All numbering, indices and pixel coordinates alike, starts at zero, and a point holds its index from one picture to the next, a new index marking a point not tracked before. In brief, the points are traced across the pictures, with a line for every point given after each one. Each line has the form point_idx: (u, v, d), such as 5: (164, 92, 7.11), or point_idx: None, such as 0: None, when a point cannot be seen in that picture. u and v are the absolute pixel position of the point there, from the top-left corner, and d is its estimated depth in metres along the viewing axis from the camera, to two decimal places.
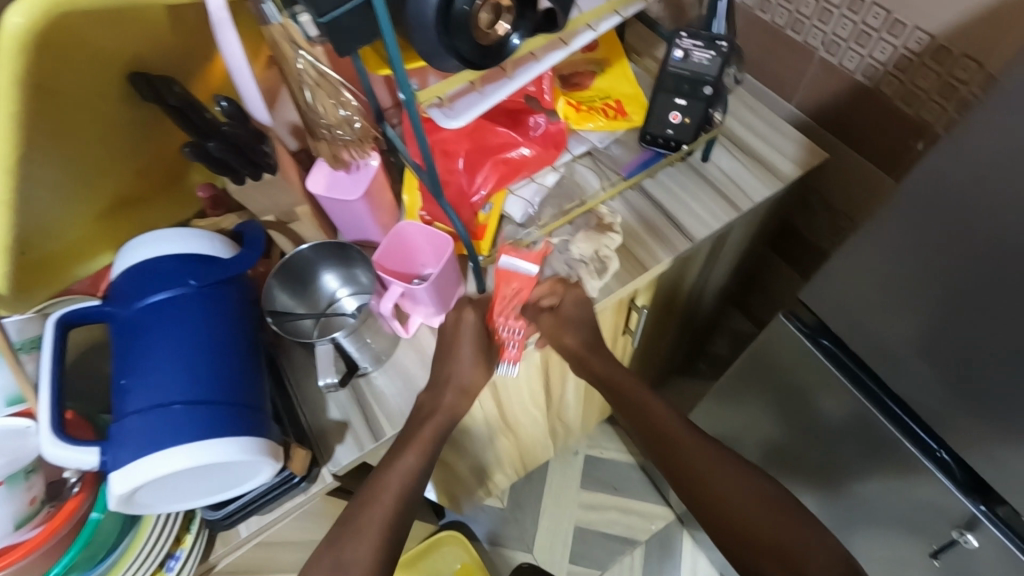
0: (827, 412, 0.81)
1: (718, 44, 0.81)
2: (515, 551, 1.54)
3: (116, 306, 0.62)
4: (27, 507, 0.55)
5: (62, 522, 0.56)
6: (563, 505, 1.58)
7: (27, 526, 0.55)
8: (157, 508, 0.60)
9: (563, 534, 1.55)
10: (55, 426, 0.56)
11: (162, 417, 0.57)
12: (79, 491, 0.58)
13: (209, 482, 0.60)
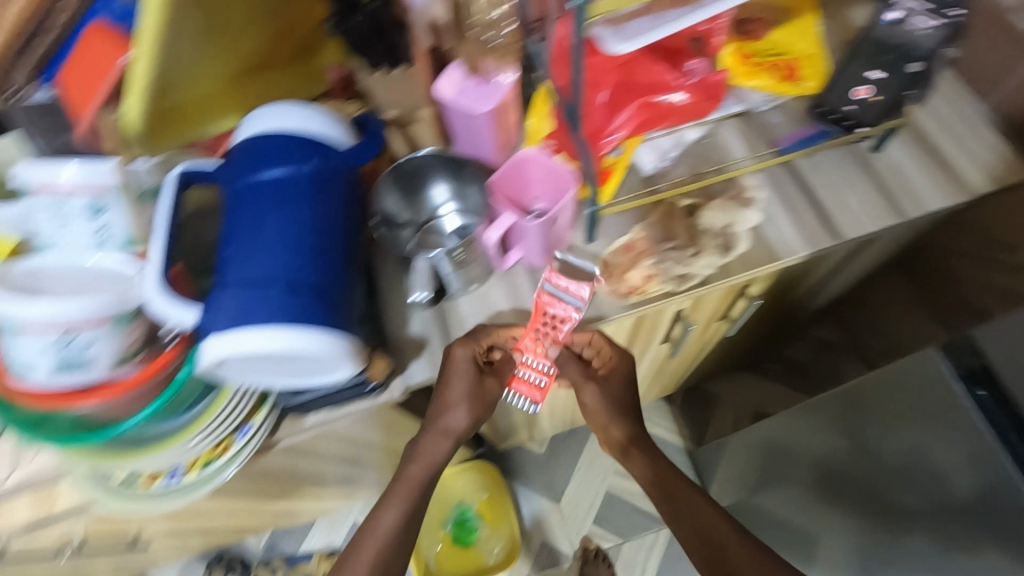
0: (952, 484, 0.68)
1: (948, 12, 0.67)
2: (542, 498, 1.55)
3: (235, 174, 0.61)
4: (127, 347, 0.57)
5: (156, 371, 0.58)
6: (600, 469, 1.56)
7: (126, 364, 0.57)
8: (238, 380, 0.61)
9: (593, 495, 1.54)
10: (161, 280, 0.56)
11: (260, 295, 0.56)
12: (173, 347, 0.59)
13: (293, 368, 0.60)
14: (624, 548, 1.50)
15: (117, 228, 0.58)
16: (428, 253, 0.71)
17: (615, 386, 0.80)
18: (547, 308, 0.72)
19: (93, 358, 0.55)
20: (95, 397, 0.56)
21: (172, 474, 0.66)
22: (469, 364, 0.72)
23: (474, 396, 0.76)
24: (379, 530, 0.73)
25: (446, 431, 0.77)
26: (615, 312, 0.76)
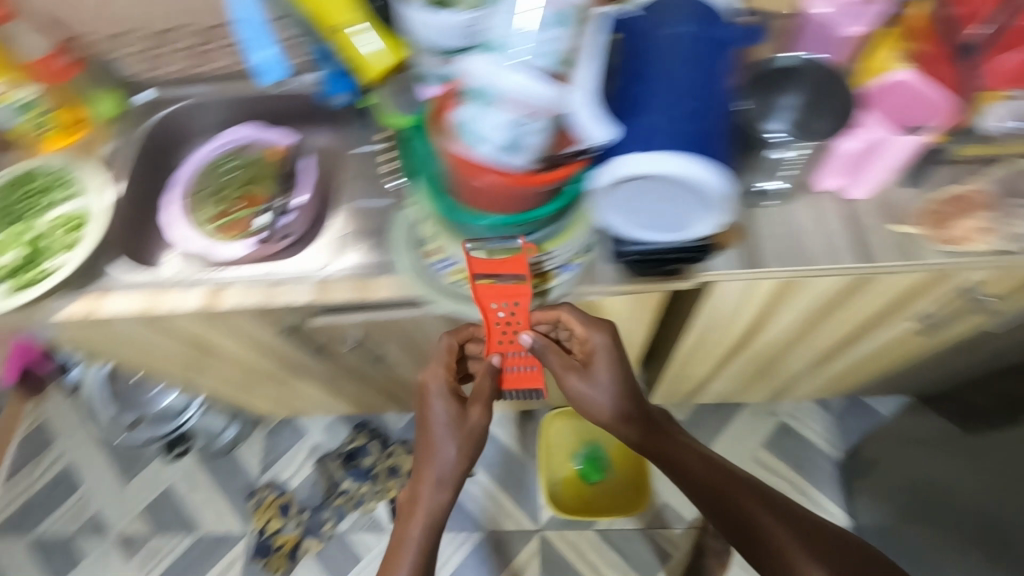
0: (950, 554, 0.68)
1: None
2: None
3: (667, 33, 0.66)
4: (541, 149, 0.61)
5: (552, 180, 0.62)
6: (740, 452, 1.64)
7: (533, 165, 0.62)
8: (605, 214, 0.67)
9: None
10: (589, 98, 0.61)
11: (672, 127, 0.61)
12: (573, 165, 0.63)
13: (664, 208, 0.65)
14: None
15: (560, 46, 0.60)
16: (777, 152, 0.73)
17: (606, 400, 0.85)
18: (492, 305, 0.78)
19: (517, 146, 0.59)
20: (497, 180, 0.63)
21: (499, 283, 0.77)
22: (443, 400, 0.85)
23: (458, 429, 0.84)
24: (421, 479, 0.83)
25: (434, 479, 0.82)
26: (933, 257, 0.77)
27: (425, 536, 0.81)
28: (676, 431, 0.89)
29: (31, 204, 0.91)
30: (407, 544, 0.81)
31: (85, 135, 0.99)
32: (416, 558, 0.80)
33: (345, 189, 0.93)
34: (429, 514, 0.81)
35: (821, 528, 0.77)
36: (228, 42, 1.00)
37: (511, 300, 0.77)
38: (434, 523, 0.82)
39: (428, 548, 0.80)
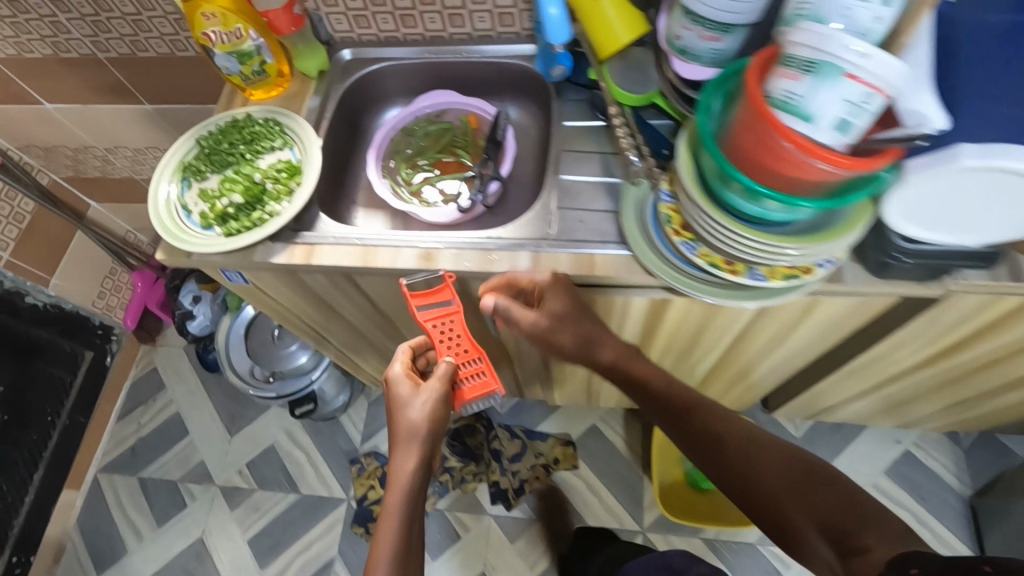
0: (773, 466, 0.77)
1: None
2: None
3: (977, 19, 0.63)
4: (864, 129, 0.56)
5: (873, 162, 0.57)
6: (860, 477, 1.57)
7: (851, 145, 0.57)
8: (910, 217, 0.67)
9: None
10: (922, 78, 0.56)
11: (1000, 119, 0.59)
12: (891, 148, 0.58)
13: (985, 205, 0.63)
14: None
15: (885, 25, 0.56)
16: None
17: (544, 320, 0.78)
18: (432, 325, 0.80)
19: (850, 122, 0.54)
20: (818, 157, 0.57)
21: (754, 276, 0.71)
22: (409, 389, 0.77)
23: (421, 397, 0.75)
24: (396, 480, 0.75)
25: (411, 470, 0.75)
26: None
27: (403, 528, 0.73)
28: (652, 376, 0.84)
29: (248, 149, 0.94)
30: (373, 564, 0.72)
31: (289, 87, 1.02)
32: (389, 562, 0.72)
33: (554, 160, 0.90)
34: (404, 507, 0.74)
35: (762, 470, 0.77)
36: (433, 9, 0.98)
37: (447, 321, 0.80)
38: (412, 515, 0.75)
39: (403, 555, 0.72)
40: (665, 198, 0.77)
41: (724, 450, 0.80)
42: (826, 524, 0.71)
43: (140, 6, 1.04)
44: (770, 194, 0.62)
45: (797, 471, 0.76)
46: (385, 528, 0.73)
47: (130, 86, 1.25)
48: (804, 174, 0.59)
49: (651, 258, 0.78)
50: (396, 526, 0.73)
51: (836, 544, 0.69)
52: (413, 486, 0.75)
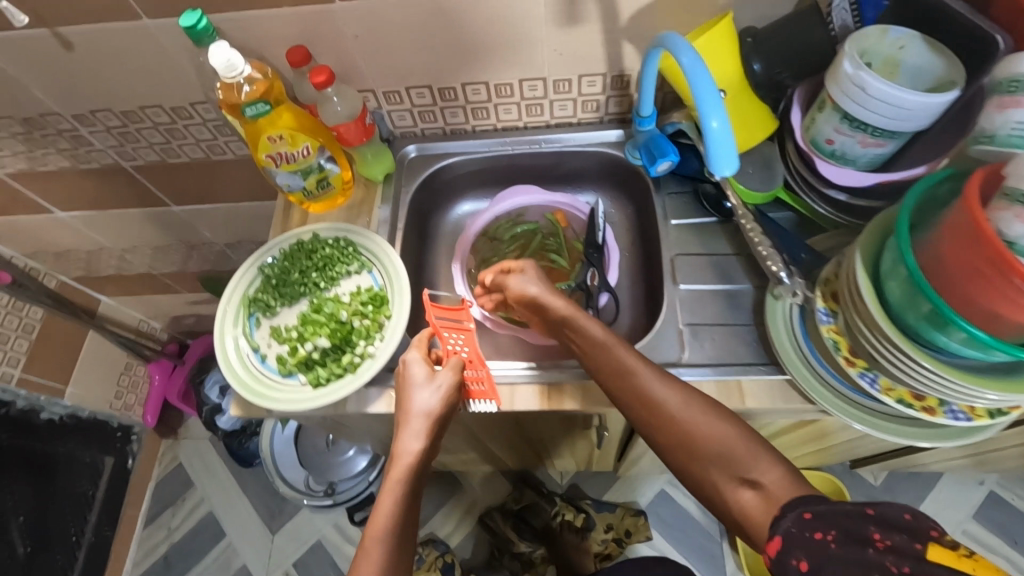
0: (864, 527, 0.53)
1: None
2: None
3: None
4: None
5: None
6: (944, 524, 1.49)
7: None
8: None
9: None
10: None
11: None
12: None
13: None
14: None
15: None
16: None
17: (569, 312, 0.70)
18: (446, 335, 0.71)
19: None
20: None
21: (954, 415, 0.62)
22: (419, 376, 0.67)
23: (428, 385, 0.66)
24: (381, 517, 0.60)
25: (404, 476, 0.62)
26: None
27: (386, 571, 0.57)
28: (622, 350, 0.65)
29: (322, 276, 0.83)
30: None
31: (351, 194, 0.91)
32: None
33: (668, 266, 0.82)
34: (391, 542, 0.59)
35: (659, 397, 0.61)
36: (511, 100, 0.89)
37: (459, 333, 0.73)
38: (401, 546, 0.60)
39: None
40: (825, 319, 0.68)
41: (672, 421, 0.60)
42: (705, 458, 0.57)
43: (176, 116, 0.92)
44: (987, 338, 0.53)
45: (736, 433, 0.58)
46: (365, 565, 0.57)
47: (155, 190, 1.13)
48: None
49: (817, 388, 0.68)
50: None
51: (722, 472, 0.56)
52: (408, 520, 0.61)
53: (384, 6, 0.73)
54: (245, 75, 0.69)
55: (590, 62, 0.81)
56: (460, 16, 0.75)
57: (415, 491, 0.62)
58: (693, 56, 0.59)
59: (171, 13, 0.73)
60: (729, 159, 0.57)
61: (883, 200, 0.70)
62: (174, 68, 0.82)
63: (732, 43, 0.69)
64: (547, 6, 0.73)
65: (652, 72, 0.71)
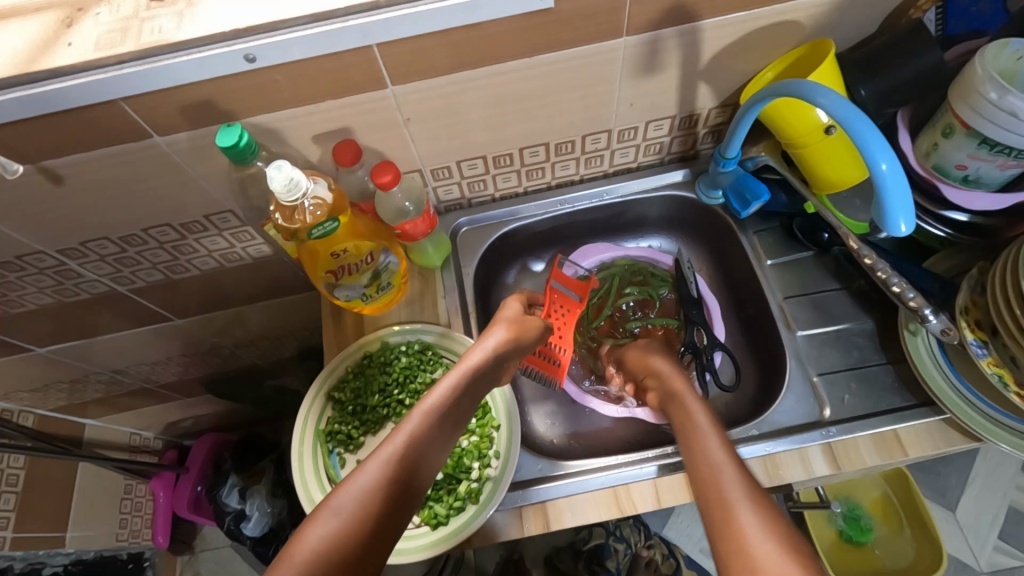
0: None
1: None
2: (932, 505, 1.33)
3: None
4: None
5: None
6: (1001, 480, 1.33)
7: None
8: None
9: (994, 509, 1.31)
10: None
11: None
12: None
13: None
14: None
15: None
16: None
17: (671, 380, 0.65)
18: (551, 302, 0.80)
19: None
20: None
21: None
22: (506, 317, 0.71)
23: (516, 320, 0.70)
24: (404, 432, 0.55)
25: (434, 406, 0.58)
26: None
27: (383, 483, 0.50)
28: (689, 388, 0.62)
29: (405, 392, 0.73)
30: (319, 516, 0.48)
31: (408, 288, 0.80)
32: (343, 522, 0.47)
33: (779, 313, 0.77)
34: (400, 460, 0.52)
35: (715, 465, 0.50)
36: (569, 157, 0.80)
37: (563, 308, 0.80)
38: (408, 475, 0.52)
39: (368, 504, 0.49)
40: (980, 351, 0.64)
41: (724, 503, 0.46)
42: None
43: (187, 232, 0.79)
44: None
45: (806, 559, 0.41)
46: (371, 465, 0.51)
47: (154, 307, 0.97)
48: None
49: (987, 426, 0.63)
50: (386, 492, 0.50)
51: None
52: (420, 458, 0.54)
53: (440, 83, 0.63)
54: (307, 193, 0.58)
55: (661, 107, 0.74)
56: (525, 82, 0.65)
57: (437, 433, 0.57)
58: (836, 97, 0.54)
59: (192, 128, 0.61)
60: (907, 209, 0.51)
61: (1009, 218, 0.66)
62: (189, 185, 0.69)
63: (835, 78, 0.64)
64: (624, 58, 0.65)
65: (751, 117, 0.66)
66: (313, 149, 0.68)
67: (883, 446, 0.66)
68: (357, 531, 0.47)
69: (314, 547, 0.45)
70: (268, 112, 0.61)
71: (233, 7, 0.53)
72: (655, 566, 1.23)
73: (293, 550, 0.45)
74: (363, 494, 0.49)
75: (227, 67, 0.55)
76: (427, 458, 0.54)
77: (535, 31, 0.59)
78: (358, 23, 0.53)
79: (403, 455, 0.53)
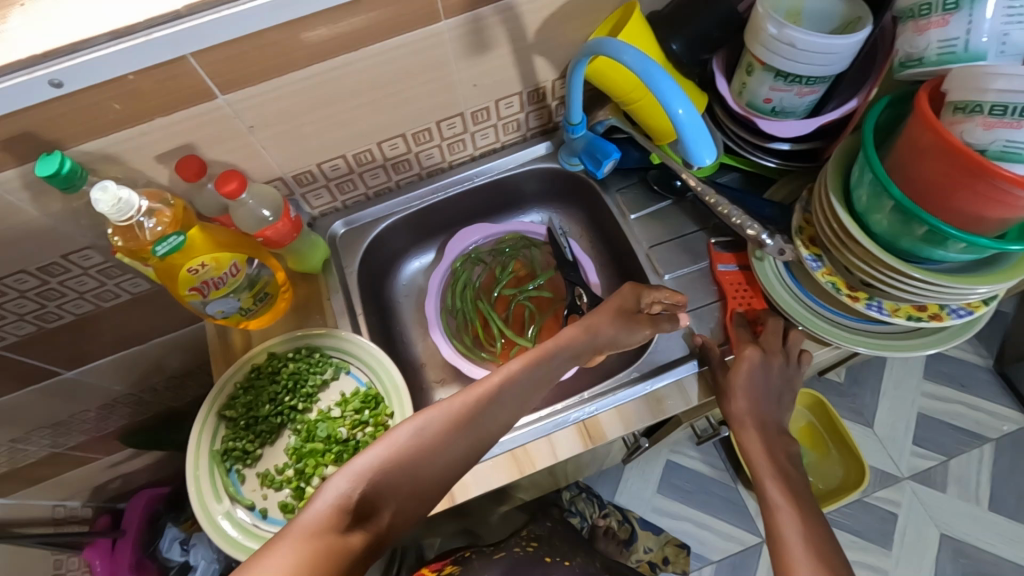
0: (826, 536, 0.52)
1: None
2: (853, 424, 1.42)
3: None
4: None
5: None
6: (907, 389, 1.44)
7: None
8: None
9: (905, 417, 1.41)
10: None
11: None
12: None
13: None
14: (950, 467, 1.36)
15: None
16: None
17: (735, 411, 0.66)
18: (737, 289, 0.76)
19: None
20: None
21: (959, 314, 0.64)
22: (616, 308, 0.73)
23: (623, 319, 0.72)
24: (483, 386, 0.58)
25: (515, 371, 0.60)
26: None
27: (459, 422, 0.54)
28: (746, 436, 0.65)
29: (297, 397, 0.73)
30: (394, 433, 0.52)
31: (292, 296, 0.81)
32: (416, 443, 0.51)
33: (647, 260, 0.81)
34: (478, 405, 0.56)
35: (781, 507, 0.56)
36: (432, 145, 0.83)
37: (749, 292, 0.75)
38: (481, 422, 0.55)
39: (440, 439, 0.52)
40: (816, 264, 0.69)
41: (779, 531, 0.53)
42: None
43: (47, 275, 0.76)
44: (962, 236, 0.55)
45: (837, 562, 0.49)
46: (450, 406, 0.55)
47: (38, 362, 0.92)
48: (972, 224, 0.55)
49: (830, 330, 0.69)
50: (456, 431, 0.54)
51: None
52: (494, 408, 0.57)
53: (275, 86, 0.64)
54: (139, 211, 0.59)
55: (504, 85, 0.77)
56: (360, 75, 0.67)
57: (524, 389, 0.60)
58: (635, 51, 0.58)
59: (15, 163, 0.60)
60: (707, 143, 0.56)
61: (823, 139, 0.73)
62: (32, 224, 0.67)
63: (646, 33, 0.69)
64: (451, 40, 0.67)
65: (580, 79, 0.70)
66: (158, 170, 0.67)
67: None
68: (427, 456, 0.51)
69: (383, 456, 0.50)
70: (95, 138, 0.61)
71: (29, 34, 0.53)
72: (612, 533, 1.29)
73: (366, 454, 0.50)
74: (440, 425, 0.53)
75: (37, 95, 0.54)
76: (505, 413, 0.57)
77: (352, 24, 0.60)
78: (163, 34, 0.54)
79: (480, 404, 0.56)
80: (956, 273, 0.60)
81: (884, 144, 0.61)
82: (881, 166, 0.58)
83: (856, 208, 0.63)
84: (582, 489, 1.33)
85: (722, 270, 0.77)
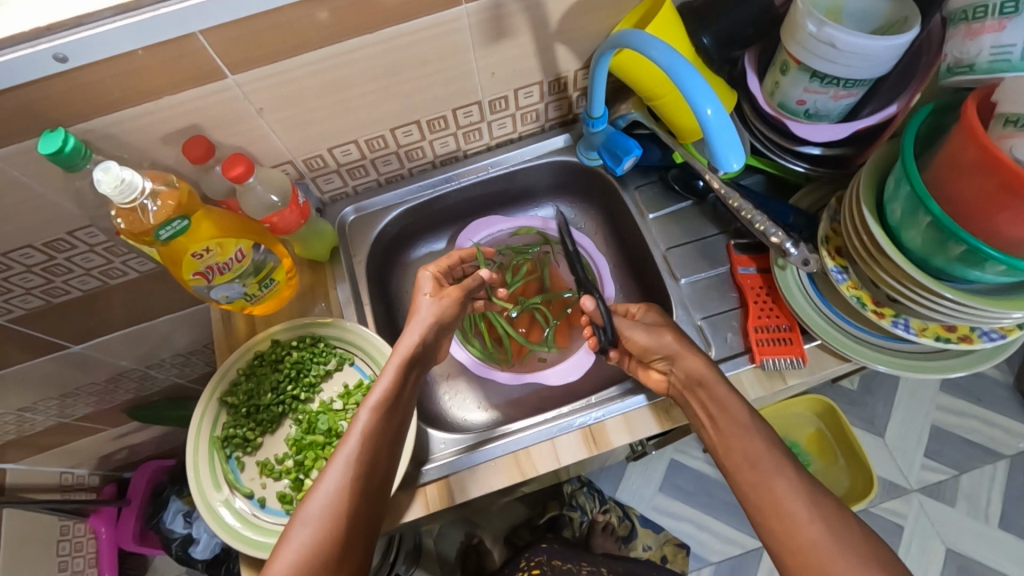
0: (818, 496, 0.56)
1: None
2: (863, 434, 1.39)
3: None
4: None
5: None
6: (922, 402, 1.40)
7: None
8: None
9: (918, 429, 1.38)
10: None
11: None
12: None
13: None
14: (961, 482, 1.32)
15: None
16: None
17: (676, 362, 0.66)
18: (756, 290, 0.73)
19: None
20: None
21: (991, 338, 0.61)
22: (428, 293, 0.72)
23: (437, 297, 0.72)
24: (355, 435, 0.59)
25: (379, 404, 0.61)
26: None
27: (349, 486, 0.56)
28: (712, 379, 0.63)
29: (299, 387, 0.72)
30: (291, 535, 0.53)
31: (298, 282, 0.79)
32: (313, 534, 0.53)
33: (663, 262, 0.79)
34: (358, 463, 0.57)
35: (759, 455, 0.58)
36: (446, 133, 0.80)
37: (770, 296, 0.72)
38: (369, 470, 0.58)
39: (336, 515, 0.54)
40: (841, 276, 0.66)
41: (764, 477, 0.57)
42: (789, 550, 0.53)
43: (54, 251, 0.75)
44: (1001, 257, 0.52)
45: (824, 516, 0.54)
46: (331, 475, 0.56)
47: (46, 336, 0.92)
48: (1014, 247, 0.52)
49: (849, 345, 0.67)
50: (350, 496, 0.56)
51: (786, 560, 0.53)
52: (376, 451, 0.59)
53: (285, 68, 0.61)
54: (143, 191, 0.58)
55: (524, 74, 0.74)
56: (373, 60, 0.64)
57: (389, 422, 0.61)
58: (664, 46, 0.55)
59: (18, 139, 0.58)
60: (734, 147, 0.53)
61: (857, 145, 0.70)
62: (38, 199, 0.66)
63: (677, 26, 0.65)
64: (470, 26, 0.65)
65: (604, 71, 0.67)
66: (165, 150, 0.66)
67: (767, 379, 0.69)
68: (334, 536, 0.53)
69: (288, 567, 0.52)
70: (101, 115, 0.59)
71: (34, 5, 0.51)
72: (611, 529, 1.27)
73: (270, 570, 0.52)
74: (330, 500, 0.55)
75: (42, 69, 0.52)
76: (384, 449, 0.59)
77: (365, 6, 0.58)
78: (171, 10, 0.51)
79: (359, 459, 0.57)
80: (991, 296, 0.57)
81: (923, 155, 0.58)
82: (919, 180, 0.54)
83: (890, 222, 0.60)
84: (584, 484, 1.31)
85: (743, 271, 0.74)
